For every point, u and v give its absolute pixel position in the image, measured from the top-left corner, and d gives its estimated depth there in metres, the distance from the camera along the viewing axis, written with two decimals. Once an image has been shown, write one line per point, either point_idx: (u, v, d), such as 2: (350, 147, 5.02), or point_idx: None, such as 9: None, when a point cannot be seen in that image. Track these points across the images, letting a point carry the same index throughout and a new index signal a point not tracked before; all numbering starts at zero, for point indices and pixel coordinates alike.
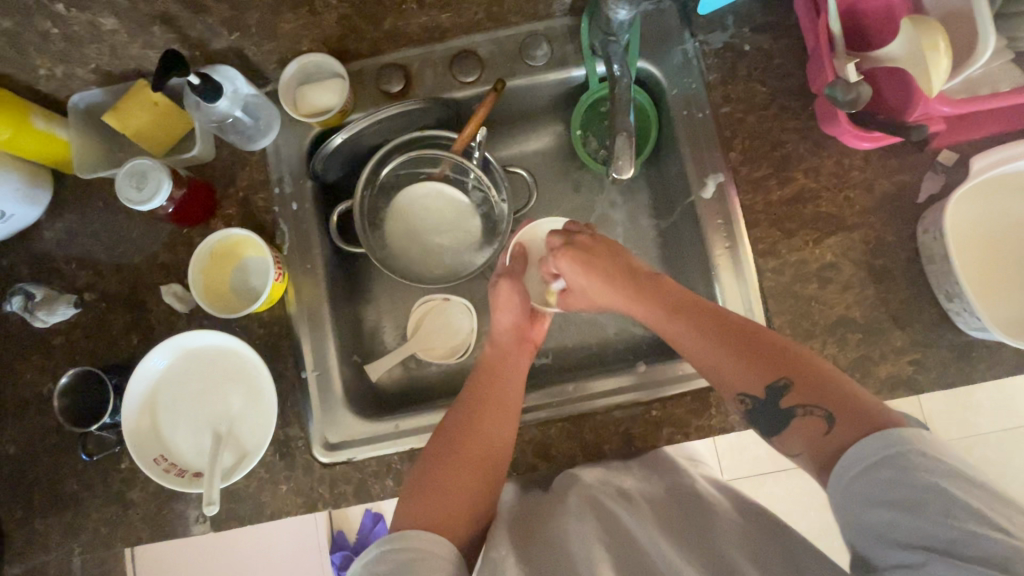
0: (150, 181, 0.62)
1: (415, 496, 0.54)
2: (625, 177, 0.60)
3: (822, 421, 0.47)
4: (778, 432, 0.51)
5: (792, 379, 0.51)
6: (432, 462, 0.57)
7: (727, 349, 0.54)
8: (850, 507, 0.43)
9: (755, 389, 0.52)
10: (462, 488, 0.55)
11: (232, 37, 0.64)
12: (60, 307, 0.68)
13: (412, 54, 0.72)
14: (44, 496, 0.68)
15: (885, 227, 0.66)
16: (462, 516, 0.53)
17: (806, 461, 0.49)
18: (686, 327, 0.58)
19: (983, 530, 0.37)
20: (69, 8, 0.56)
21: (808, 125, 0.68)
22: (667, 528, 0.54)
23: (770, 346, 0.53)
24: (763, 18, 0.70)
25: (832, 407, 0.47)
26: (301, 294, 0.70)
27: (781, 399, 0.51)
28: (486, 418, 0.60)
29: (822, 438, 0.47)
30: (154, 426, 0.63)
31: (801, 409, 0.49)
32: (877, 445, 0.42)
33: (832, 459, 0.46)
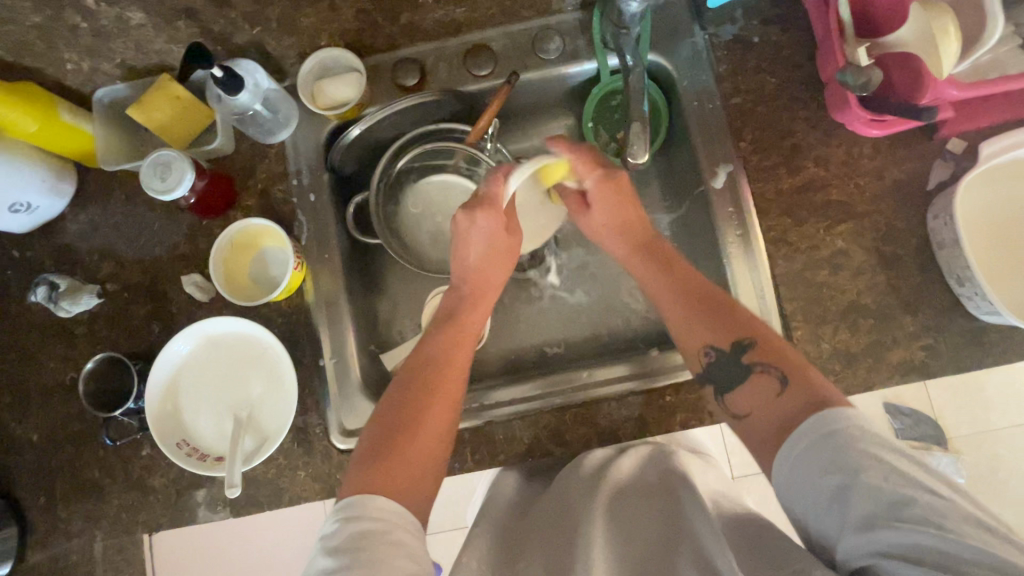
0: (174, 172, 0.63)
1: (370, 461, 0.52)
2: (640, 162, 0.61)
3: (777, 381, 0.51)
4: (733, 389, 0.55)
5: (756, 339, 0.55)
6: (382, 424, 0.56)
7: (699, 313, 0.59)
8: (799, 477, 0.44)
9: (723, 343, 0.57)
10: (418, 452, 0.54)
11: (253, 31, 0.66)
12: (84, 297, 0.70)
13: (428, 48, 0.73)
14: (66, 483, 0.69)
15: (895, 214, 0.67)
16: (420, 483, 0.52)
17: (752, 420, 0.52)
18: (667, 288, 0.63)
19: (918, 494, 0.39)
20: (99, 2, 0.58)
21: (817, 114, 0.69)
22: (642, 515, 0.56)
23: (734, 310, 0.58)
24: (771, 11, 0.71)
25: (788, 369, 0.52)
26: (319, 283, 0.71)
27: (744, 354, 0.55)
28: (446, 382, 0.60)
29: (773, 398, 0.51)
30: (176, 410, 0.64)
31: (760, 366, 0.54)
32: (821, 427, 0.44)
33: (778, 416, 0.49)
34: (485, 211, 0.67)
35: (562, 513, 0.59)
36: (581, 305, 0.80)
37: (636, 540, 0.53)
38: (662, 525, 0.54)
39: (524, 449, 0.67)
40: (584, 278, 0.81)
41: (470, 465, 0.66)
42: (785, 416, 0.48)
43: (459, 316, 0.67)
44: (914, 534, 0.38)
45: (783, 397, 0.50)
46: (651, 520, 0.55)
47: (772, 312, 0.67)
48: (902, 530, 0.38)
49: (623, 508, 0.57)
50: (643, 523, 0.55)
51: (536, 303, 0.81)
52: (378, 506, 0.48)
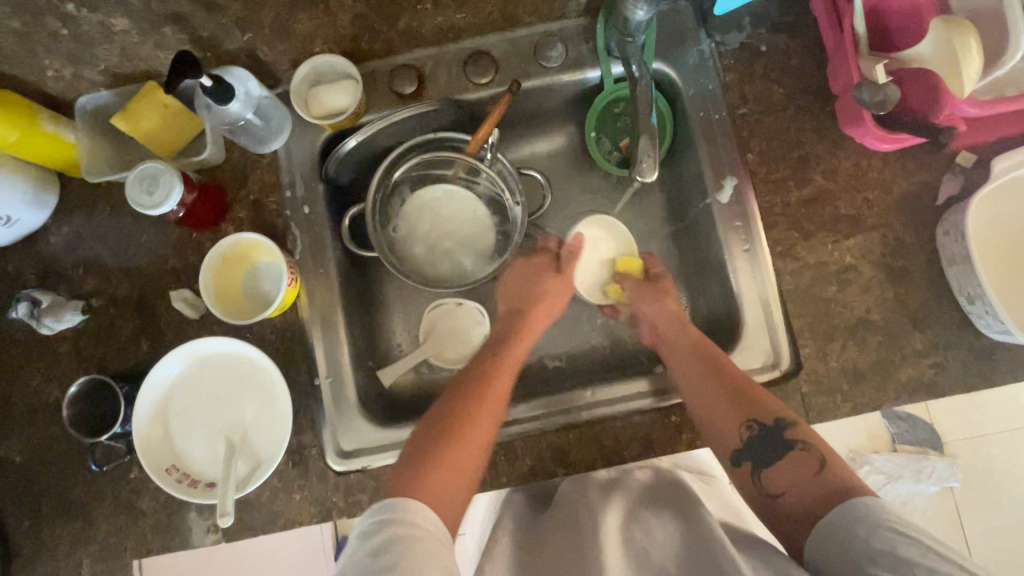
0: (161, 185, 0.60)
1: (413, 470, 0.52)
2: (649, 180, 0.59)
3: (816, 461, 0.53)
4: (769, 466, 0.56)
5: (794, 418, 0.57)
6: (428, 437, 0.56)
7: (716, 381, 0.61)
8: (841, 539, 0.45)
9: (764, 417, 0.58)
10: (460, 461, 0.54)
11: (245, 37, 0.63)
12: (68, 314, 0.67)
13: (425, 54, 0.70)
14: (51, 506, 0.66)
15: (904, 228, 0.66)
16: (459, 494, 0.52)
17: (788, 499, 0.53)
18: (693, 364, 0.64)
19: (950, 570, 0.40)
20: (80, 7, 0.54)
21: (825, 125, 0.68)
22: (659, 526, 0.56)
23: (747, 384, 0.61)
24: (780, 18, 0.70)
25: (826, 453, 0.54)
26: (314, 298, 0.69)
27: (784, 431, 0.57)
28: (492, 396, 0.60)
29: (812, 475, 0.52)
30: (166, 435, 0.61)
31: (799, 444, 0.55)
32: (854, 508, 0.46)
33: (822, 491, 0.50)
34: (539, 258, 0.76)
35: (570, 521, 0.59)
36: (583, 318, 0.78)
37: (650, 551, 0.53)
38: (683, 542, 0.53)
39: (527, 470, 0.65)
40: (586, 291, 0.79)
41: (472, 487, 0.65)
42: (819, 496, 0.50)
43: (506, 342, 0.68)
44: None
45: (823, 475, 0.52)
46: (663, 532, 0.55)
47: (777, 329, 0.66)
48: None
49: (637, 521, 0.57)
50: (658, 535, 0.55)
51: None
52: (415, 509, 0.47)
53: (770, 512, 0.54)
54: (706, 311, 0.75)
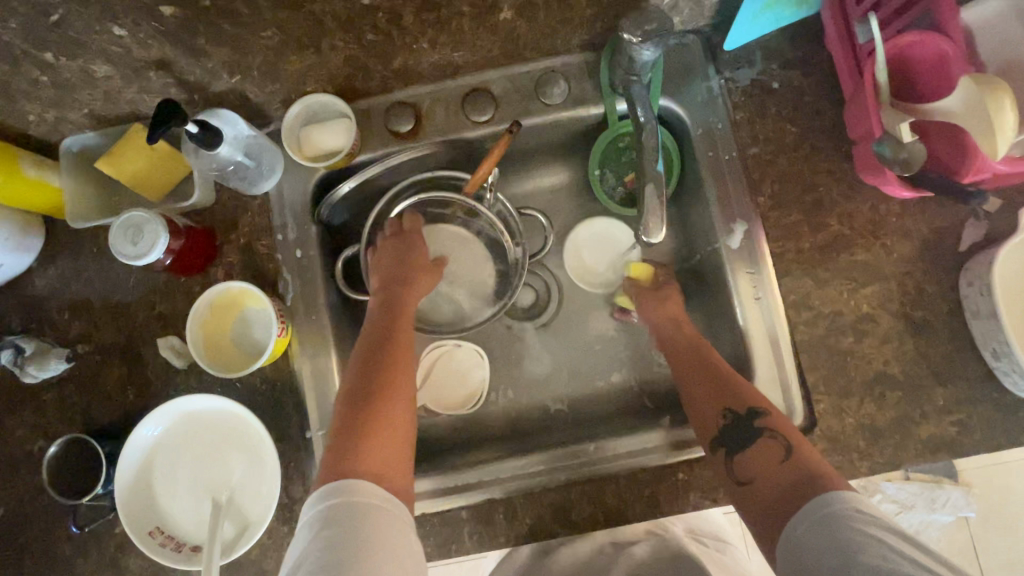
0: (146, 235, 0.58)
1: (344, 448, 0.50)
2: (655, 241, 0.57)
3: (782, 449, 0.53)
4: (740, 451, 0.55)
5: (769, 409, 0.56)
6: (347, 414, 0.54)
7: (705, 383, 0.60)
8: (803, 538, 0.45)
9: (738, 406, 0.57)
10: (390, 432, 0.53)
11: (233, 79, 0.60)
12: (52, 362, 0.65)
13: (423, 91, 0.67)
14: (34, 561, 0.64)
15: (925, 276, 0.63)
16: (397, 461, 0.52)
17: (760, 486, 0.52)
18: (682, 362, 0.63)
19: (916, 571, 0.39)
20: (58, 56, 0.52)
21: (842, 167, 0.64)
22: None
23: (724, 378, 0.59)
24: (793, 54, 0.66)
25: (793, 440, 0.53)
26: (306, 346, 0.66)
27: (756, 420, 0.56)
28: (405, 367, 0.59)
29: (779, 464, 0.52)
30: (150, 495, 0.59)
31: (768, 430, 0.54)
32: (819, 507, 0.45)
33: (788, 483, 0.50)
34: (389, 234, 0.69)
35: None
36: (586, 361, 0.75)
37: None
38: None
39: (527, 530, 0.62)
40: (589, 333, 0.76)
41: (469, 546, 0.62)
42: (786, 486, 0.50)
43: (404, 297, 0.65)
44: None
45: (788, 463, 0.52)
46: None
47: (790, 382, 0.63)
48: None
49: None
50: None
51: (537, 360, 0.76)
52: (361, 488, 0.47)
53: (742, 499, 0.53)
54: None
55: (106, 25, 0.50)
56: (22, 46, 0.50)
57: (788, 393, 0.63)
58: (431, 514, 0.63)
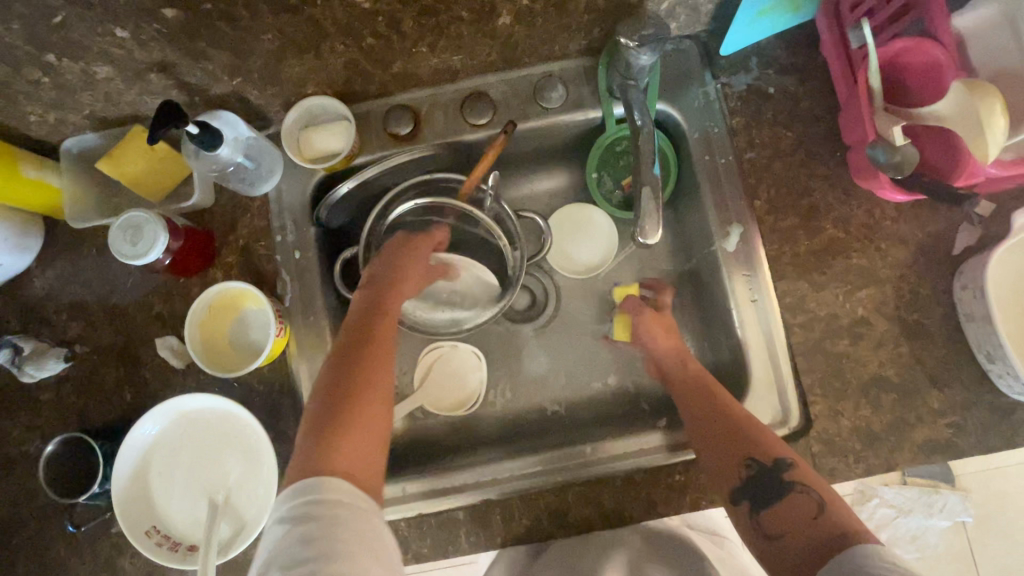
0: (145, 236, 0.58)
1: (318, 440, 0.50)
2: (650, 243, 0.55)
3: (815, 506, 0.49)
4: (765, 508, 0.51)
5: (799, 463, 0.52)
6: (323, 403, 0.53)
7: (718, 433, 0.56)
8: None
9: (765, 458, 0.53)
10: (366, 426, 0.52)
11: (233, 82, 0.60)
12: (49, 362, 0.65)
13: (421, 95, 0.68)
14: (29, 562, 0.64)
15: (920, 280, 0.63)
16: (372, 453, 0.51)
17: (787, 543, 0.49)
18: (692, 402, 0.60)
19: None
20: (60, 57, 0.52)
21: (837, 172, 0.65)
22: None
23: (742, 418, 0.56)
24: (788, 59, 0.67)
25: (827, 498, 0.49)
26: (304, 347, 0.67)
27: (783, 473, 0.52)
28: (385, 355, 0.57)
29: (813, 520, 0.48)
30: (146, 495, 0.58)
31: (800, 486, 0.50)
32: (847, 556, 0.43)
33: (822, 538, 0.46)
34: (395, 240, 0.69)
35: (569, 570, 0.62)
36: (583, 364, 0.75)
37: None
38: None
39: (524, 531, 0.62)
40: (587, 336, 0.76)
41: (465, 547, 0.62)
42: (818, 544, 0.46)
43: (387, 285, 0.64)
44: None
45: (824, 519, 0.48)
46: None
47: (786, 385, 0.63)
48: None
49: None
50: None
51: (534, 362, 0.76)
52: (335, 485, 0.47)
53: (770, 557, 0.49)
54: (711, 359, 0.72)
55: (108, 27, 0.50)
56: (23, 48, 0.50)
57: (784, 395, 0.63)
58: (428, 513, 0.63)
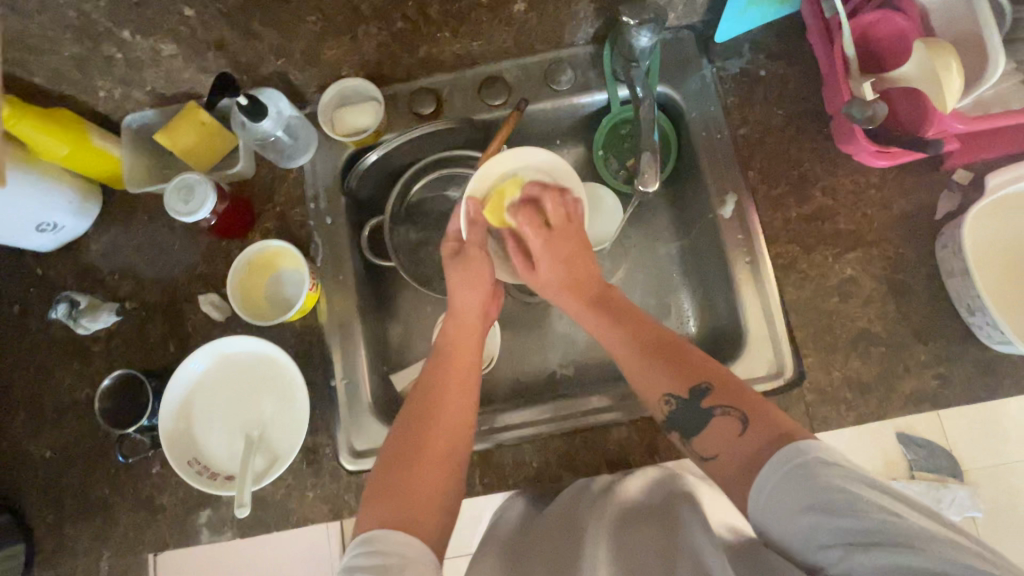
0: (197, 195, 0.65)
1: (380, 485, 0.53)
2: (650, 188, 0.65)
3: (739, 423, 0.50)
4: (696, 433, 0.53)
5: (715, 381, 0.54)
6: (387, 457, 0.55)
7: (647, 362, 0.58)
8: (774, 511, 0.44)
9: (681, 389, 0.55)
10: (426, 480, 0.53)
11: (278, 62, 0.68)
12: (103, 314, 0.71)
13: (443, 79, 0.76)
14: (76, 500, 0.69)
15: (904, 243, 0.68)
16: (430, 505, 0.52)
17: (724, 464, 0.51)
18: (618, 336, 0.61)
19: (889, 516, 0.39)
20: (134, 34, 0.60)
21: (824, 145, 0.71)
22: (645, 531, 0.54)
23: (668, 349, 0.58)
24: (778, 46, 0.74)
25: (745, 408, 0.51)
26: (333, 305, 0.72)
27: (702, 399, 0.53)
28: (448, 405, 0.59)
29: (738, 438, 0.50)
30: (189, 429, 0.65)
31: (719, 408, 0.52)
32: (784, 459, 0.45)
33: (748, 454, 0.48)
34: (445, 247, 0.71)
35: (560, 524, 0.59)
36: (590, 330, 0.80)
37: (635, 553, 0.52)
38: (665, 541, 0.52)
39: (533, 474, 0.66)
40: None
41: (479, 489, 0.66)
42: (751, 459, 0.48)
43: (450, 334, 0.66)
44: (890, 556, 0.38)
45: (746, 435, 0.49)
46: (653, 536, 0.53)
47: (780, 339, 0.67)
48: (878, 554, 0.38)
49: (629, 531, 0.55)
50: (646, 537, 0.53)
51: (545, 329, 0.81)
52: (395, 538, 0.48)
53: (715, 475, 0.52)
54: (711, 323, 0.76)
55: (178, 7, 0.58)
56: (105, 25, 0.58)
57: (778, 350, 0.68)
58: None
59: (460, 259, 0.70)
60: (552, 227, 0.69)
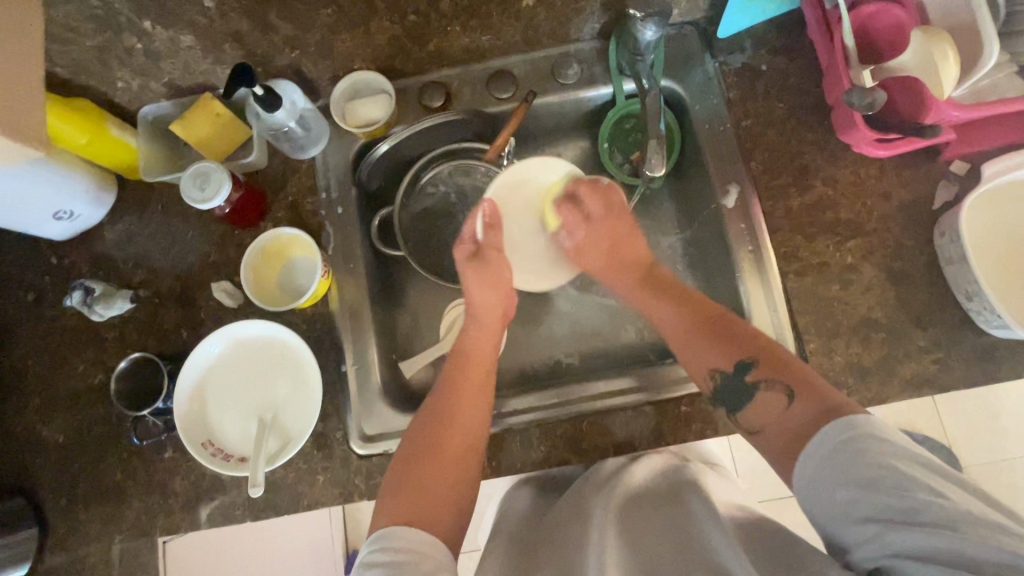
0: (212, 182, 0.67)
1: (395, 483, 0.55)
2: (658, 174, 0.68)
3: (784, 395, 0.54)
4: (742, 407, 0.57)
5: (759, 357, 0.57)
6: (402, 456, 0.57)
7: (699, 336, 0.62)
8: (817, 484, 0.46)
9: (726, 363, 0.59)
10: (439, 479, 0.55)
11: (293, 54, 0.70)
12: (117, 302, 0.72)
13: (452, 72, 0.77)
14: (89, 484, 0.70)
15: (903, 232, 0.69)
16: (441, 503, 0.53)
17: (768, 435, 0.54)
18: (672, 313, 0.65)
19: (932, 496, 0.41)
20: (154, 24, 0.62)
21: (824, 137, 0.72)
22: (652, 521, 0.56)
23: (717, 324, 0.61)
24: (779, 41, 0.76)
25: (795, 384, 0.54)
26: (344, 292, 0.74)
27: (747, 373, 0.57)
28: (464, 406, 0.60)
29: (784, 410, 0.53)
30: (202, 412, 0.66)
31: (765, 382, 0.56)
32: (836, 432, 0.46)
33: (793, 425, 0.51)
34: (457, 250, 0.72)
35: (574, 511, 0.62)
36: (596, 320, 0.81)
37: (645, 542, 0.54)
38: (674, 536, 0.54)
39: (542, 458, 0.67)
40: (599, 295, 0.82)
41: (488, 472, 0.67)
42: (797, 427, 0.51)
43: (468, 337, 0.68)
44: (929, 536, 0.40)
45: (795, 407, 0.52)
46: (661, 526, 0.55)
47: (782, 324, 0.69)
48: (915, 532, 0.40)
49: (634, 515, 0.58)
50: (655, 527, 0.55)
51: (551, 319, 0.82)
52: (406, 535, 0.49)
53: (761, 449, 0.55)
54: None
55: None
56: (127, 15, 0.60)
57: (781, 337, 0.69)
58: None
59: (479, 260, 0.71)
60: (593, 216, 0.72)
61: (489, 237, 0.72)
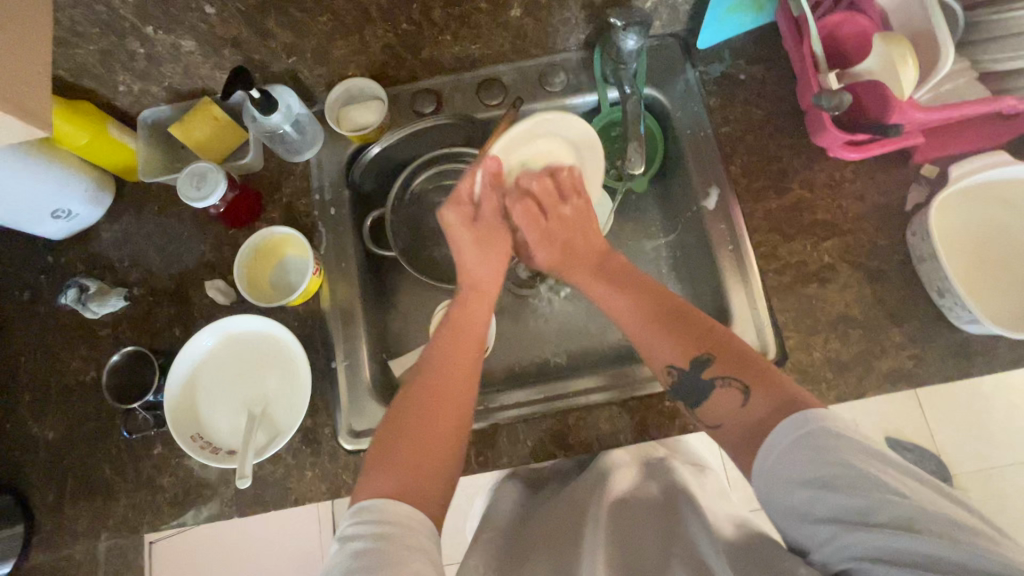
0: (209, 181, 0.69)
1: (382, 456, 0.53)
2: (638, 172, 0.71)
3: (740, 393, 0.52)
4: (699, 402, 0.55)
5: (714, 353, 0.55)
6: (386, 426, 0.56)
7: (662, 331, 0.59)
8: (773, 486, 0.45)
9: (681, 361, 0.57)
10: (430, 452, 0.54)
11: (289, 60, 0.73)
12: (111, 299, 0.73)
13: (443, 80, 0.81)
14: (76, 481, 0.70)
15: (877, 232, 0.72)
16: (434, 478, 0.52)
17: (727, 430, 0.52)
18: (629, 304, 0.63)
19: (891, 496, 0.40)
20: (157, 30, 0.64)
21: (801, 142, 0.75)
22: (640, 525, 0.57)
23: (681, 317, 0.59)
24: (756, 52, 0.79)
25: (750, 382, 0.52)
26: (335, 291, 0.75)
27: (704, 369, 0.55)
28: (450, 377, 0.60)
29: (740, 408, 0.51)
30: (193, 405, 0.68)
31: (720, 380, 0.54)
32: (793, 430, 0.45)
33: (753, 422, 0.50)
34: (451, 208, 0.73)
35: (561, 517, 0.61)
36: (583, 320, 0.83)
37: (629, 546, 0.54)
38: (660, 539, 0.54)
39: (530, 452, 0.68)
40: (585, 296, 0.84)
41: (474, 467, 0.68)
42: (754, 426, 0.49)
43: (455, 312, 0.68)
44: (886, 536, 0.39)
45: (750, 407, 0.51)
46: (650, 533, 0.55)
47: (762, 321, 0.71)
48: (872, 532, 0.39)
49: (621, 523, 0.57)
50: (640, 534, 0.55)
51: (540, 320, 0.84)
52: (392, 508, 0.48)
53: (721, 443, 0.54)
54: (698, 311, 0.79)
55: (199, 4, 0.62)
56: (131, 20, 0.63)
57: (762, 334, 0.70)
58: None
59: (478, 222, 0.74)
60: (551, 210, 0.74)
61: (487, 199, 0.74)
